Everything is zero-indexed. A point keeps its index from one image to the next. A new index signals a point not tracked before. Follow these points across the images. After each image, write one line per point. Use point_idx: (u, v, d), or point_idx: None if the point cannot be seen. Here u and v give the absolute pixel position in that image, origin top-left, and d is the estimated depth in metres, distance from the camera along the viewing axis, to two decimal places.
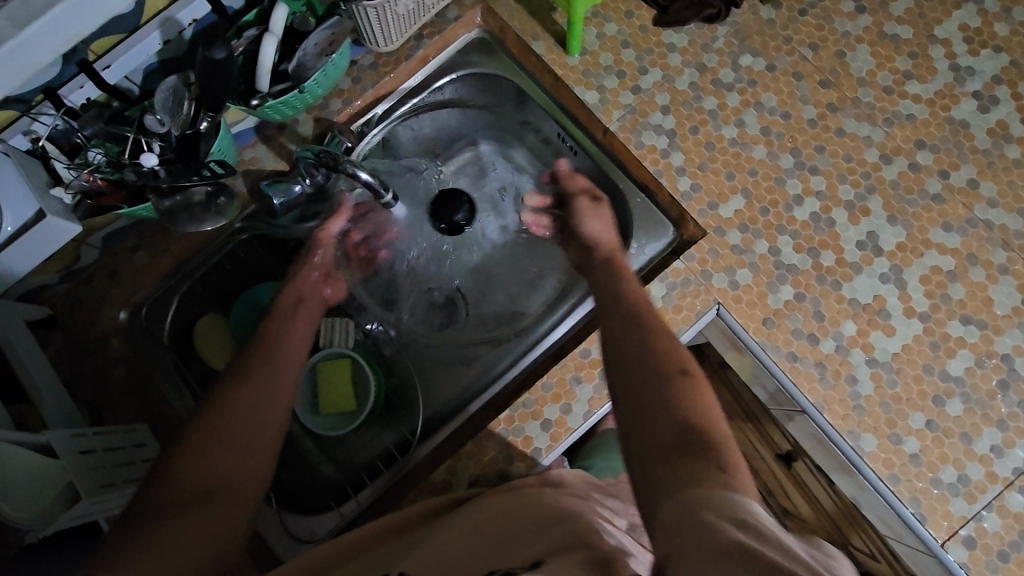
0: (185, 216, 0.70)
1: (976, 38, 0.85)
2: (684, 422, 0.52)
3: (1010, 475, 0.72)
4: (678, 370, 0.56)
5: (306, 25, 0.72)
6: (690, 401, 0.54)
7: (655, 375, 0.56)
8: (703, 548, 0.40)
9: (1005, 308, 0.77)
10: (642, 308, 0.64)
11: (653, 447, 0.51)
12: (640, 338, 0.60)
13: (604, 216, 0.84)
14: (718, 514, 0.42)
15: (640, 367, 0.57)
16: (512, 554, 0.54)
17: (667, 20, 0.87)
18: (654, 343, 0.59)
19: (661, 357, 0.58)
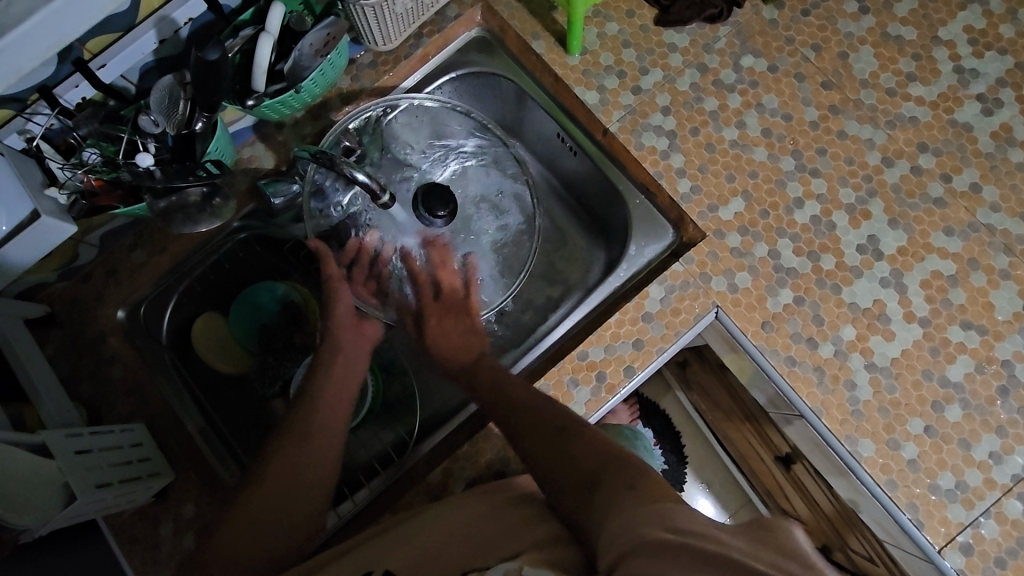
0: (179, 218, 0.72)
1: (980, 39, 0.84)
2: (588, 467, 0.63)
3: (1008, 482, 0.72)
4: (556, 428, 0.66)
5: (303, 25, 0.70)
6: (580, 447, 0.64)
7: (549, 436, 0.66)
8: (645, 552, 0.48)
9: (1006, 313, 0.76)
10: (510, 378, 0.73)
11: (572, 491, 0.61)
12: (519, 408, 0.69)
13: (464, 329, 0.82)
14: (653, 525, 0.50)
15: (537, 432, 0.67)
16: (495, 547, 0.59)
17: (669, 19, 0.86)
18: (532, 407, 0.68)
19: (535, 419, 0.67)
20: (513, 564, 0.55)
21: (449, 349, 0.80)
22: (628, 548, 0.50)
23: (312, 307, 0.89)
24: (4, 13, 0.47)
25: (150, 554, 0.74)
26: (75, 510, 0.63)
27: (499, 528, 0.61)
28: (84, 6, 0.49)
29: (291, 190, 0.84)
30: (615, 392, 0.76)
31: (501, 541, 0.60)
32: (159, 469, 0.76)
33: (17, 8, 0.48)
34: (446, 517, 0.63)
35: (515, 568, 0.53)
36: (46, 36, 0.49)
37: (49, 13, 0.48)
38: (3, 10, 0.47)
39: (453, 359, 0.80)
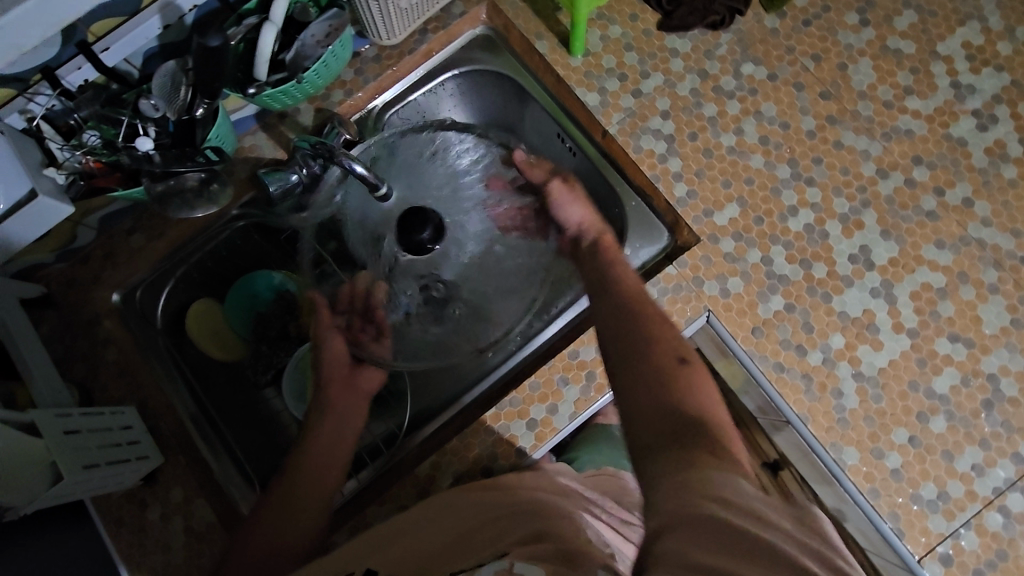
0: (176, 202, 0.71)
1: (978, 56, 0.85)
2: (678, 410, 0.53)
3: (989, 495, 0.73)
4: (677, 361, 0.57)
5: (307, 16, 0.70)
6: (691, 390, 0.55)
7: (650, 361, 0.57)
8: (689, 524, 0.42)
9: (993, 327, 0.77)
10: (639, 298, 0.66)
11: (651, 429, 0.52)
12: (639, 334, 0.60)
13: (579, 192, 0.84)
14: (705, 496, 0.44)
15: (640, 355, 0.58)
16: (469, 547, 0.57)
17: (671, 24, 0.87)
18: (652, 335, 0.60)
19: (649, 353, 0.58)
20: (504, 562, 0.53)
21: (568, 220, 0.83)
22: (666, 522, 0.43)
23: (306, 299, 0.91)
24: None
25: (141, 538, 0.74)
26: (61, 490, 0.63)
27: (495, 514, 0.60)
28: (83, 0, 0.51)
29: (289, 181, 0.81)
30: (604, 392, 0.76)
31: (491, 533, 0.58)
32: (149, 451, 0.76)
33: None
34: (444, 515, 0.63)
35: (506, 568, 0.52)
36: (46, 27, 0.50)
37: None
38: None
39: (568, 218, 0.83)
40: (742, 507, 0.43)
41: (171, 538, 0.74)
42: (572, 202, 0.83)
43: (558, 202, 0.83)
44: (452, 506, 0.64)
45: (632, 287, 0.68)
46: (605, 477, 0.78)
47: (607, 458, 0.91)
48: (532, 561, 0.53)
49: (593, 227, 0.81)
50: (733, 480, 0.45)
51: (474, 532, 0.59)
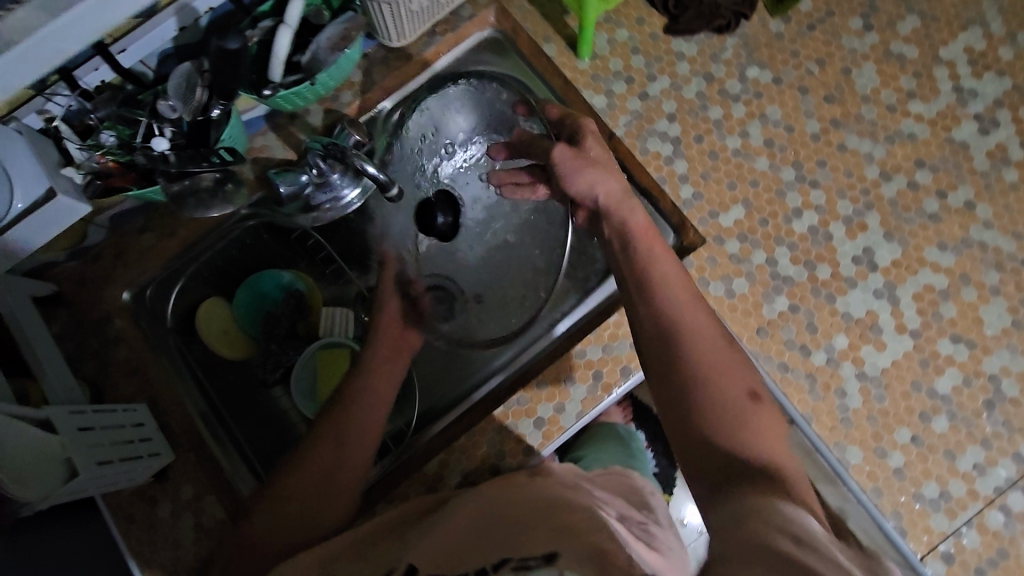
0: (191, 202, 0.72)
1: (980, 60, 0.86)
2: (748, 449, 0.54)
3: (990, 494, 0.74)
4: (749, 396, 0.58)
5: (321, 19, 0.72)
6: (763, 427, 0.56)
7: (719, 392, 0.58)
8: (747, 553, 0.41)
9: (994, 328, 0.78)
10: (694, 307, 0.63)
11: (722, 467, 0.53)
12: (709, 360, 0.60)
13: (600, 156, 0.74)
14: (770, 526, 0.43)
15: (708, 385, 0.58)
16: (495, 540, 0.56)
17: (678, 28, 0.88)
18: (721, 363, 0.60)
19: (719, 384, 0.58)
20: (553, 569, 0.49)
21: (582, 188, 0.74)
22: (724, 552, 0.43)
23: (315, 297, 0.91)
24: None
25: (148, 537, 0.75)
26: (76, 486, 0.64)
27: (518, 513, 0.59)
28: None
29: (299, 181, 0.84)
30: (611, 391, 0.78)
31: (510, 530, 0.56)
32: (160, 449, 0.77)
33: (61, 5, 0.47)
34: (463, 513, 0.61)
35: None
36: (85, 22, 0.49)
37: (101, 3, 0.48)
38: None
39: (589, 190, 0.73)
40: (807, 541, 0.41)
41: (177, 536, 0.75)
42: (580, 168, 0.73)
43: (564, 174, 0.74)
44: (479, 501, 0.62)
45: (688, 291, 0.65)
46: (613, 476, 0.79)
47: (614, 456, 0.91)
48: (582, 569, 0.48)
49: (618, 206, 0.72)
50: (800, 508, 0.46)
51: (495, 535, 0.57)
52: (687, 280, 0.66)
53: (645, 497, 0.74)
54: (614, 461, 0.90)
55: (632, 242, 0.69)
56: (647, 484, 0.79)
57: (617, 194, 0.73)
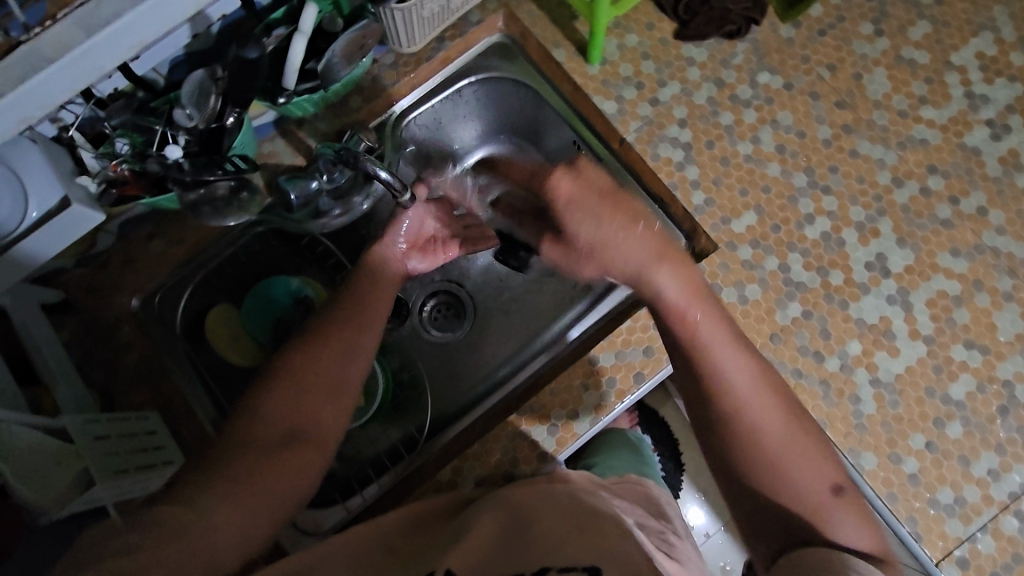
0: (207, 210, 0.70)
1: (992, 66, 0.86)
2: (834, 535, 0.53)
3: (1005, 499, 0.73)
4: (831, 488, 0.56)
5: (334, 26, 0.71)
6: (852, 527, 0.54)
7: (793, 476, 0.56)
8: None
9: (1008, 334, 0.78)
10: (759, 393, 0.58)
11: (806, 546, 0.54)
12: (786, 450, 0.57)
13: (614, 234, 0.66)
14: None
15: (787, 468, 0.56)
16: (523, 556, 0.57)
17: (688, 34, 0.88)
18: (798, 450, 0.57)
19: (799, 480, 0.56)
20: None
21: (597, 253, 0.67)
22: None
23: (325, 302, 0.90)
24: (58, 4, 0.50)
25: None
26: (93, 496, 0.63)
27: (542, 522, 0.61)
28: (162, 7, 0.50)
29: (309, 188, 0.83)
30: (624, 398, 0.77)
31: (532, 541, 0.58)
32: (173, 456, 0.76)
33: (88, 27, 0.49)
34: (497, 513, 0.63)
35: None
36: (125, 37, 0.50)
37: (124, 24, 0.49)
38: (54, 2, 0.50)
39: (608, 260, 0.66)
40: None
41: None
42: (591, 246, 0.67)
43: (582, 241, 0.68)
44: (500, 504, 0.65)
45: (752, 373, 0.59)
46: (629, 484, 0.79)
47: (624, 463, 0.91)
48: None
49: (642, 285, 0.65)
50: None
51: (516, 545, 0.58)
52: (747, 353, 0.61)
53: (662, 507, 0.75)
54: (627, 468, 0.89)
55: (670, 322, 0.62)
56: (663, 494, 0.79)
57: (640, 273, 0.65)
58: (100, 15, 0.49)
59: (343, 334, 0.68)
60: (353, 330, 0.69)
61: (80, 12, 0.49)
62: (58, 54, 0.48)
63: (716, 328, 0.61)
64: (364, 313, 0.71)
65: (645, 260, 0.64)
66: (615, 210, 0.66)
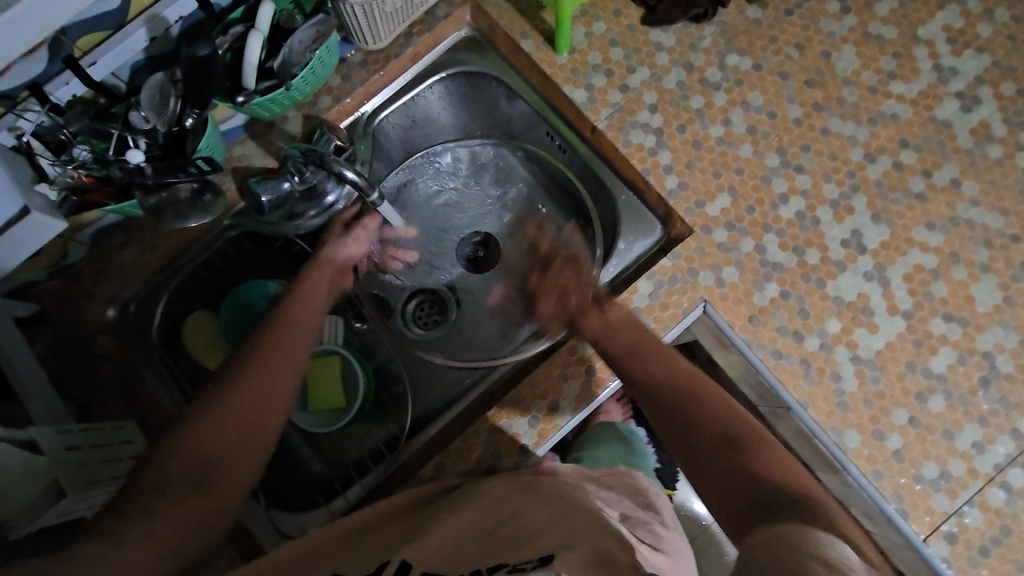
0: (171, 213, 0.70)
1: (959, 38, 0.86)
2: (757, 474, 0.59)
3: (990, 471, 0.73)
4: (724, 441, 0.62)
5: (293, 22, 0.71)
6: (765, 462, 0.60)
7: (715, 439, 0.63)
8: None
9: (986, 305, 0.77)
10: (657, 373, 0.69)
11: (730, 488, 0.59)
12: (695, 416, 0.65)
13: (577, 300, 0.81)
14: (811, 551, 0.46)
15: (699, 426, 0.64)
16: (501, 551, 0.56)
17: (655, 19, 0.88)
18: (706, 414, 0.65)
19: (700, 426, 0.64)
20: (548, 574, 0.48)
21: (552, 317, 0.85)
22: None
23: None
24: None
25: None
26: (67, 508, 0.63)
27: (523, 515, 0.59)
28: None
29: (281, 189, 0.81)
30: (605, 385, 0.77)
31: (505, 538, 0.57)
32: (133, 435, 0.77)
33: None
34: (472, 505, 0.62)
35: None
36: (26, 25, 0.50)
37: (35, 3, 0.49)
38: None
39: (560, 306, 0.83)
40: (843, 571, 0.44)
41: None
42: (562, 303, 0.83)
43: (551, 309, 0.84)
44: (477, 494, 0.63)
45: (659, 368, 0.70)
46: (618, 476, 0.77)
47: (614, 453, 0.91)
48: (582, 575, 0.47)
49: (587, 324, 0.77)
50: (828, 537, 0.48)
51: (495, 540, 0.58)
52: (669, 353, 0.72)
53: (650, 497, 0.73)
54: (614, 460, 0.89)
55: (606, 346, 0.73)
56: (652, 484, 0.77)
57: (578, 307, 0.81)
58: None
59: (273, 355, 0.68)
60: (282, 354, 0.68)
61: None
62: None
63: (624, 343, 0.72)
64: (289, 332, 0.71)
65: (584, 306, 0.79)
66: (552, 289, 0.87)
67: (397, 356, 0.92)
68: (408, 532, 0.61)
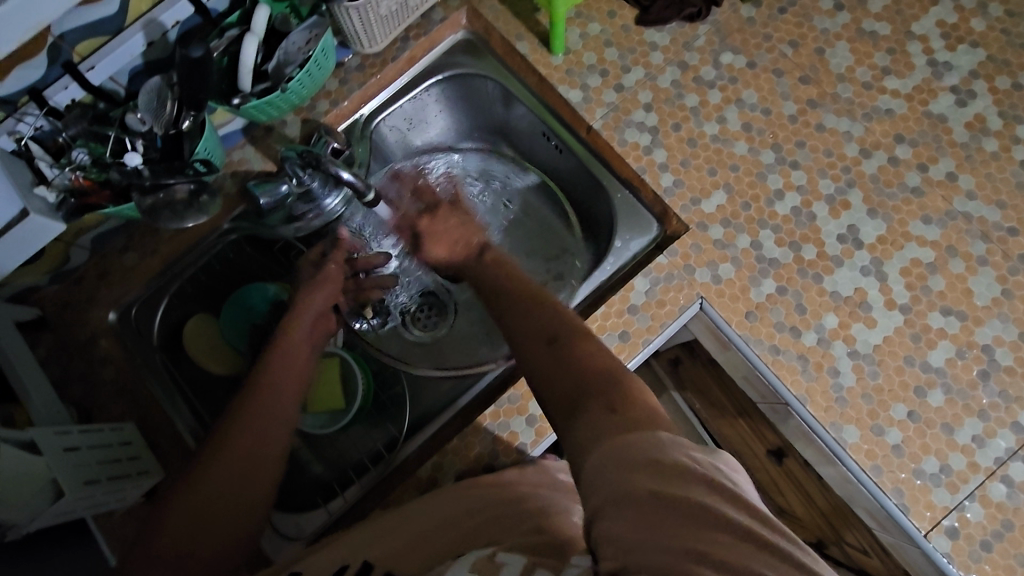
0: (167, 214, 0.70)
1: (953, 33, 0.86)
2: (585, 371, 0.55)
3: (991, 465, 0.73)
4: (548, 342, 0.60)
5: (288, 25, 0.72)
6: (587, 355, 0.57)
7: (546, 339, 0.60)
8: (619, 499, 0.42)
9: (985, 299, 0.77)
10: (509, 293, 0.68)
11: (561, 386, 0.55)
12: (522, 322, 0.63)
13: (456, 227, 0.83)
14: (639, 459, 0.44)
15: (530, 327, 0.62)
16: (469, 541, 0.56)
17: (649, 19, 0.88)
18: (541, 318, 0.62)
19: (533, 328, 0.62)
20: (486, 551, 0.51)
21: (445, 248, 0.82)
22: (601, 501, 0.42)
23: None
24: None
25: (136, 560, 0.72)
26: (64, 507, 0.63)
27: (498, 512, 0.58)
28: None
29: (279, 191, 0.82)
30: None
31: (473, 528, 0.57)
32: (131, 437, 0.77)
33: None
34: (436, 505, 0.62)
35: (488, 557, 0.50)
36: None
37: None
38: None
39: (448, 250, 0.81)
40: (677, 475, 0.42)
41: None
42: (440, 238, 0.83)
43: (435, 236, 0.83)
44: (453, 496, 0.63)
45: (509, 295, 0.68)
46: None
47: None
48: (517, 552, 0.50)
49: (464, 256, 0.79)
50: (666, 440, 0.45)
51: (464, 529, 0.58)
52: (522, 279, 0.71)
53: None
54: None
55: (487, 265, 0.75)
56: None
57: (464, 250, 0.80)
58: None
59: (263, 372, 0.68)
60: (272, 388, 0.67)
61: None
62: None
63: (490, 282, 0.71)
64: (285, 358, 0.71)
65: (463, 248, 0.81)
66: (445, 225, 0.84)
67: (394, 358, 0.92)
68: (376, 532, 0.59)
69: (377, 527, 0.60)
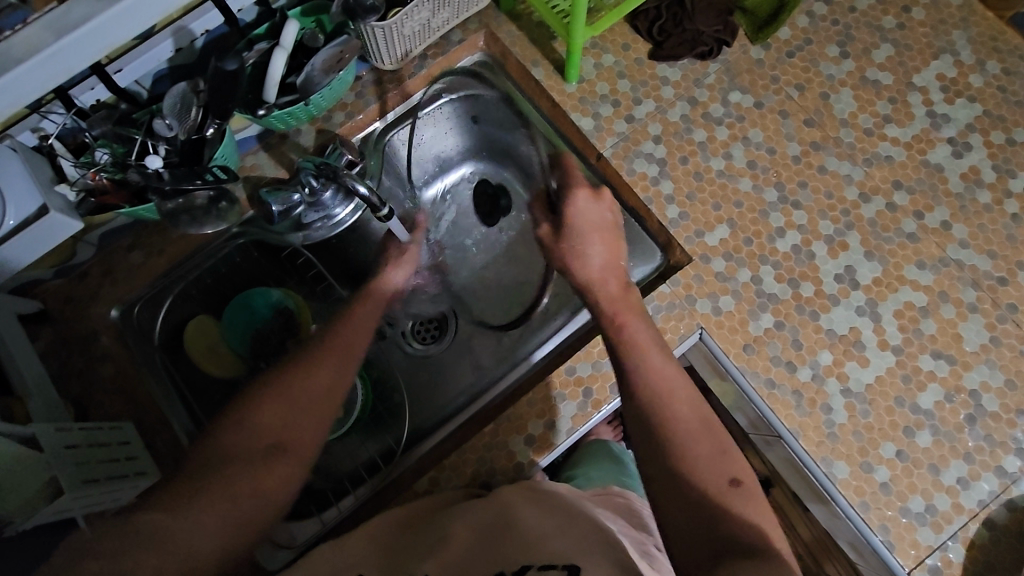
0: (186, 218, 0.72)
1: (952, 87, 0.89)
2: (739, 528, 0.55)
3: (975, 508, 0.75)
4: (728, 482, 0.59)
5: (315, 41, 0.74)
6: (752, 515, 0.58)
7: (710, 462, 0.60)
8: None
9: (973, 344, 0.80)
10: (664, 361, 0.65)
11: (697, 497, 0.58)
12: (683, 422, 0.62)
13: (603, 223, 0.78)
14: None
15: (700, 441, 0.61)
16: (508, 557, 0.58)
17: (661, 54, 0.91)
18: (694, 428, 0.62)
19: (694, 442, 0.61)
20: None
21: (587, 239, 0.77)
22: None
23: (305, 315, 0.90)
24: (64, 18, 0.49)
25: None
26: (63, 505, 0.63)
27: (526, 521, 0.61)
28: (137, 16, 0.51)
29: (291, 200, 0.82)
30: (601, 408, 0.78)
31: (516, 547, 0.59)
32: (130, 437, 0.77)
33: (68, 24, 0.49)
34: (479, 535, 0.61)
35: None
36: (99, 40, 0.50)
37: (102, 24, 0.49)
38: (63, 15, 0.49)
39: (588, 262, 0.76)
40: None
41: None
42: (595, 243, 0.77)
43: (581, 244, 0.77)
44: (478, 510, 0.63)
45: (662, 382, 0.63)
46: (613, 497, 0.76)
47: (606, 474, 0.88)
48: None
49: (608, 275, 0.75)
50: None
51: (501, 549, 0.59)
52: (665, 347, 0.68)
53: (644, 520, 0.72)
54: (607, 478, 0.86)
55: (610, 297, 0.72)
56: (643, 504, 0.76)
57: (611, 268, 0.76)
58: (72, 15, 0.49)
59: (313, 406, 0.65)
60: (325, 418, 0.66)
61: (53, 15, 0.49)
62: (27, 55, 0.48)
63: (642, 332, 0.67)
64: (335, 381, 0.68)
65: (607, 271, 0.75)
66: (605, 236, 0.77)
67: (391, 372, 0.93)
68: (428, 543, 0.62)
69: (425, 544, 0.62)
